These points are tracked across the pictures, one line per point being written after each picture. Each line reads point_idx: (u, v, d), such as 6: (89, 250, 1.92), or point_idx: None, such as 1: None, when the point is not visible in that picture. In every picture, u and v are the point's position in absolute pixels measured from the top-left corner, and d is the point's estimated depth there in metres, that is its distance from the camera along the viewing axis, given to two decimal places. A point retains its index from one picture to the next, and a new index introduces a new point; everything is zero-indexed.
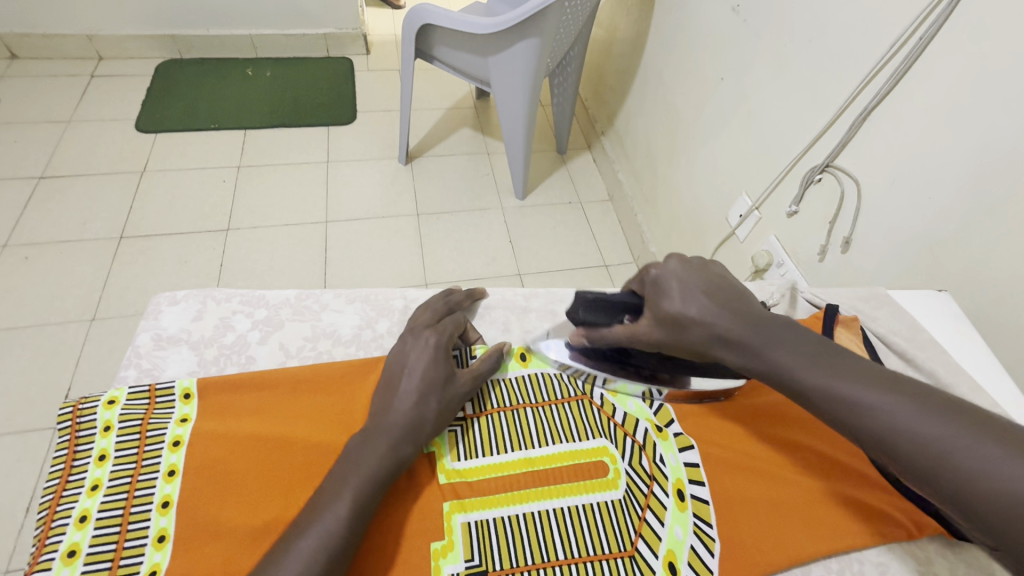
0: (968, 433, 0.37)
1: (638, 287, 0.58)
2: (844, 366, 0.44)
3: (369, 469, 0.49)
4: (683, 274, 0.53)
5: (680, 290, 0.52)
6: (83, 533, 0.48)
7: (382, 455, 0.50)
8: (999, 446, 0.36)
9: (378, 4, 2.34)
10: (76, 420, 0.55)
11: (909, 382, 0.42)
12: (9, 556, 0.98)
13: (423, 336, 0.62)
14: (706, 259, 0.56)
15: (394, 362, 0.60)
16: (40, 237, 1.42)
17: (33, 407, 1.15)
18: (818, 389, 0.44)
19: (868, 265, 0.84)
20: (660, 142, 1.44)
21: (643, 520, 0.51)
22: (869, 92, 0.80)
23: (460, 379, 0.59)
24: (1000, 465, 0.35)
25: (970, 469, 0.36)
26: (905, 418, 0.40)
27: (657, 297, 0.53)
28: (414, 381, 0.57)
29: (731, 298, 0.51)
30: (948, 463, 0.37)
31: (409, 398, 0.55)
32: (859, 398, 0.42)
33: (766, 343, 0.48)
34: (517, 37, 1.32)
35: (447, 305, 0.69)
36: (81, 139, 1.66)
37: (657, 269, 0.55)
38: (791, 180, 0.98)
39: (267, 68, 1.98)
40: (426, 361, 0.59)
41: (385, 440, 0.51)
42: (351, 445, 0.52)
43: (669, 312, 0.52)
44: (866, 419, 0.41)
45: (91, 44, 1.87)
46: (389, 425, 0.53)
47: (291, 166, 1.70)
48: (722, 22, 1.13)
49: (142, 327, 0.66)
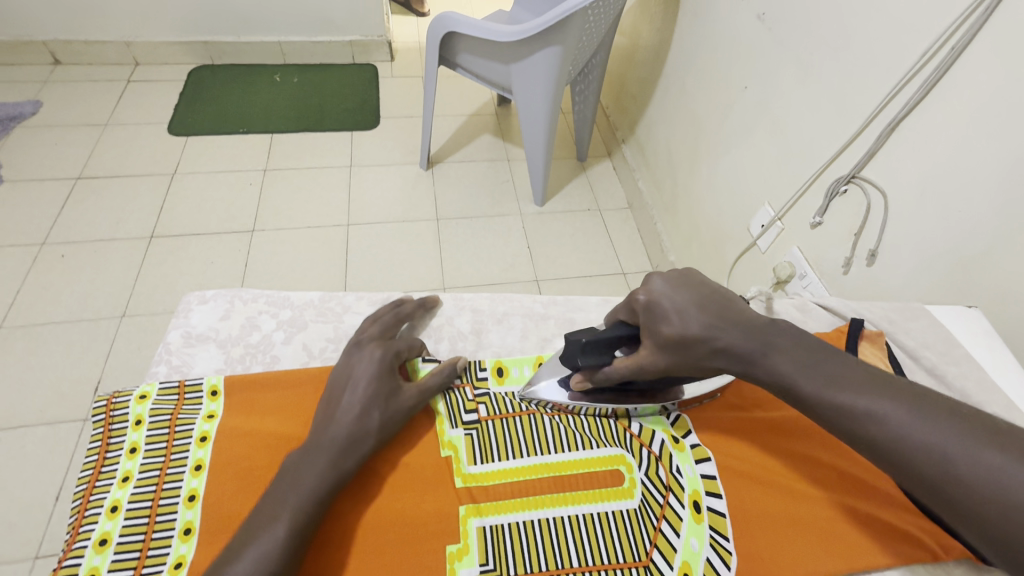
0: (968, 437, 0.38)
1: (630, 316, 0.56)
2: (842, 372, 0.44)
3: (305, 486, 0.48)
4: (674, 294, 0.51)
5: (677, 311, 0.51)
6: (114, 523, 0.49)
7: (320, 470, 0.50)
8: (999, 452, 0.37)
9: (403, 12, 2.39)
10: (109, 414, 0.57)
11: (908, 388, 0.42)
12: (39, 543, 1.02)
13: (367, 350, 0.62)
14: (687, 268, 0.54)
15: (337, 376, 0.60)
16: (75, 235, 1.48)
17: (65, 399, 1.20)
18: (816, 396, 0.44)
19: (895, 279, 0.82)
20: (682, 151, 1.43)
21: (658, 530, 0.51)
22: (898, 102, 0.79)
23: (406, 390, 0.59)
24: (1001, 471, 0.36)
25: (976, 478, 0.37)
26: (907, 426, 0.40)
27: (654, 322, 0.52)
28: (357, 395, 0.57)
29: (721, 307, 0.50)
30: (953, 470, 0.37)
31: (351, 412, 0.55)
32: (856, 404, 0.42)
33: (766, 351, 0.47)
34: (540, 45, 1.33)
35: (397, 317, 0.69)
36: (117, 141, 1.73)
37: (645, 293, 0.54)
38: (816, 191, 0.96)
39: (294, 74, 2.03)
40: (370, 375, 0.59)
41: (322, 457, 0.50)
42: (289, 461, 0.51)
43: (671, 336, 0.51)
44: (866, 426, 0.41)
45: (128, 50, 1.95)
46: (328, 440, 0.52)
47: (315, 170, 1.73)
48: (747, 30, 1.12)
49: (173, 325, 0.68)
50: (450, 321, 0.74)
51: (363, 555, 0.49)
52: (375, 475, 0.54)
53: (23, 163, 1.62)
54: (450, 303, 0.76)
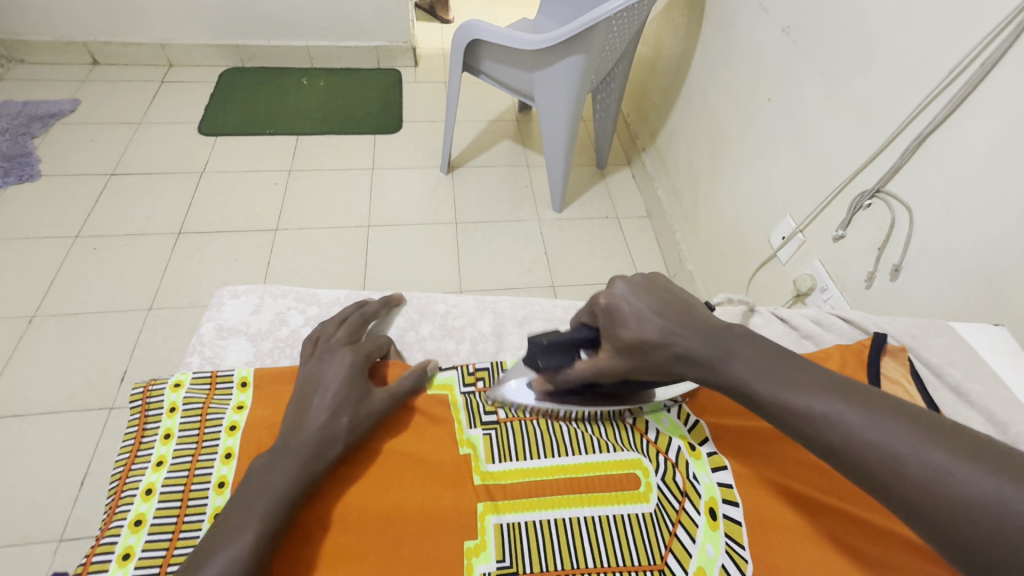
0: (917, 437, 0.35)
1: (591, 319, 0.58)
2: (796, 374, 0.41)
3: (276, 491, 0.48)
4: (632, 298, 0.52)
5: (634, 315, 0.51)
6: (149, 505, 0.51)
7: (290, 475, 0.50)
8: (946, 452, 0.34)
9: (428, 19, 2.44)
10: (146, 400, 0.59)
11: (863, 388, 0.39)
12: (64, 526, 1.05)
13: (339, 355, 0.62)
14: (650, 275, 0.56)
15: (309, 380, 0.60)
16: (107, 229, 1.53)
17: (94, 387, 1.24)
18: (770, 400, 0.41)
19: (919, 294, 0.81)
20: (703, 161, 1.43)
21: (673, 535, 0.51)
22: (925, 117, 0.79)
23: (375, 396, 0.59)
24: (952, 468, 0.33)
25: (923, 478, 0.34)
26: (858, 427, 0.37)
27: (614, 326, 0.53)
28: (326, 400, 0.57)
29: (682, 314, 0.50)
30: (901, 471, 0.34)
31: (320, 417, 0.55)
32: (812, 406, 0.39)
33: (726, 357, 0.44)
34: (564, 53, 1.35)
35: (363, 319, 0.69)
36: (149, 139, 1.79)
37: (606, 297, 0.55)
38: (839, 203, 0.96)
39: (321, 78, 2.08)
40: (341, 381, 0.59)
41: (294, 461, 0.50)
42: (259, 465, 0.51)
43: (629, 340, 0.51)
44: (822, 429, 0.38)
45: (163, 52, 2.02)
46: (298, 443, 0.52)
47: (338, 171, 1.77)
48: (772, 42, 1.12)
49: (206, 318, 0.70)
50: (471, 322, 0.75)
51: (378, 546, 0.49)
52: (396, 468, 0.55)
53: (61, 159, 1.69)
54: (472, 304, 0.77)
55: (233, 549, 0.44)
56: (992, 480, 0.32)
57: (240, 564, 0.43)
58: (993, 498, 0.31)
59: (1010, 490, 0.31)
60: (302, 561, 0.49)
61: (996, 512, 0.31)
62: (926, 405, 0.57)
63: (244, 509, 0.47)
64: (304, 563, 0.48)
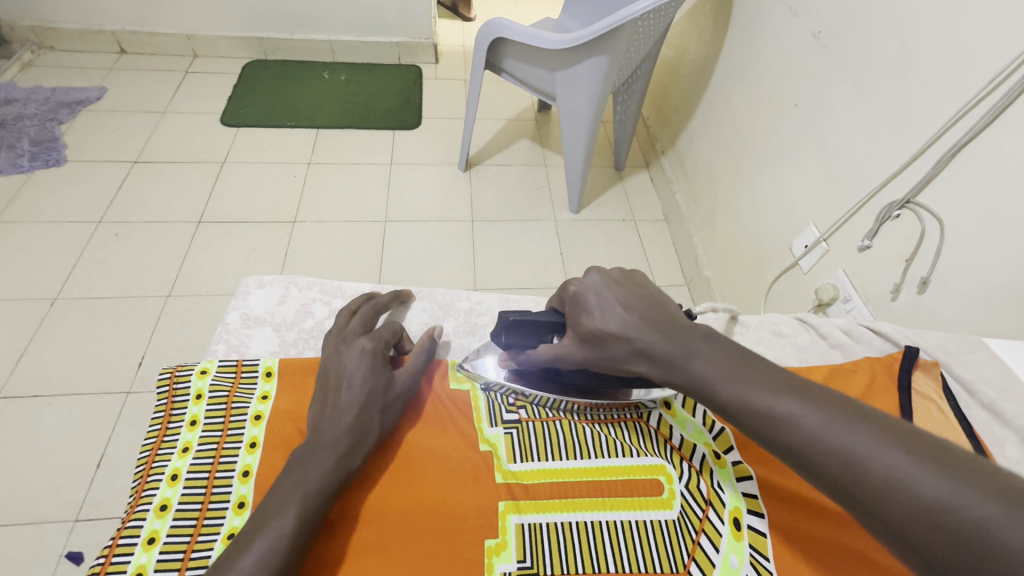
0: (876, 439, 0.35)
1: (561, 305, 0.57)
2: (762, 375, 0.42)
3: (312, 484, 0.48)
4: (602, 290, 0.53)
5: (600, 307, 0.52)
6: (174, 490, 0.51)
7: (327, 468, 0.49)
8: (904, 455, 0.34)
9: (450, 16, 2.45)
10: (172, 386, 0.60)
11: (827, 392, 0.40)
12: (79, 507, 1.06)
13: (357, 344, 0.61)
14: (627, 270, 0.56)
15: (330, 372, 0.58)
16: (129, 216, 1.55)
17: (112, 370, 1.26)
18: (736, 402, 0.41)
19: (948, 309, 0.79)
20: (724, 166, 1.42)
21: (696, 543, 0.50)
22: (961, 127, 0.77)
23: (398, 383, 0.60)
24: (905, 472, 0.33)
25: (883, 479, 0.34)
26: (819, 430, 0.37)
27: (579, 313, 0.53)
28: (354, 391, 0.56)
29: (649, 309, 0.50)
30: (860, 472, 0.35)
31: (352, 407, 0.55)
32: (775, 409, 0.40)
33: (687, 355, 0.45)
34: (587, 54, 1.34)
35: (374, 309, 0.68)
36: (172, 129, 1.81)
37: (577, 284, 0.55)
38: (867, 213, 0.94)
39: (342, 72, 2.10)
40: (364, 370, 0.58)
41: (330, 455, 0.50)
42: (294, 457, 0.51)
43: (590, 329, 0.52)
44: (783, 431, 0.39)
45: (188, 43, 2.04)
46: (330, 438, 0.52)
47: (357, 166, 1.78)
48: (802, 48, 1.11)
49: (232, 306, 0.71)
50: (495, 321, 0.75)
51: (399, 542, 0.49)
52: (417, 461, 0.55)
53: (87, 145, 1.72)
54: (496, 302, 0.77)
55: (268, 539, 0.44)
56: (944, 482, 0.32)
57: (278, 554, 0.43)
58: (947, 502, 0.31)
59: (965, 493, 0.31)
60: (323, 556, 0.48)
61: (951, 516, 0.31)
62: (960, 423, 0.55)
63: (276, 499, 0.47)
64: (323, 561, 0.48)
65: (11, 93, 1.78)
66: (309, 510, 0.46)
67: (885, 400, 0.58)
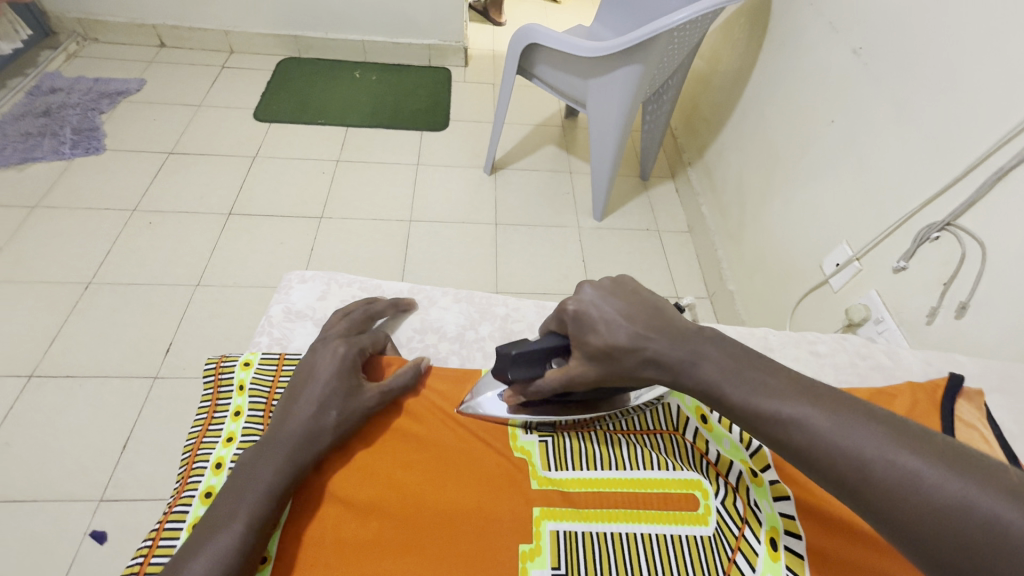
0: (882, 440, 0.35)
1: (560, 327, 0.55)
2: (767, 378, 0.41)
3: (263, 484, 0.48)
4: (602, 303, 0.51)
5: (604, 320, 0.50)
6: (219, 478, 0.53)
7: (277, 468, 0.50)
8: (912, 454, 0.34)
9: (481, 21, 2.47)
10: (218, 376, 0.61)
11: (832, 392, 0.39)
12: (103, 487, 1.09)
13: (332, 345, 0.61)
14: (621, 278, 0.54)
15: (302, 370, 0.59)
16: (163, 205, 1.59)
17: (142, 355, 1.28)
18: (741, 403, 0.41)
19: (989, 336, 0.77)
20: (753, 180, 1.41)
21: (732, 561, 0.50)
22: (1008, 151, 0.75)
23: (366, 393, 0.58)
24: (916, 472, 0.33)
25: (894, 481, 0.33)
26: (826, 432, 0.37)
27: (583, 333, 0.51)
28: (317, 391, 0.56)
29: (650, 316, 0.49)
30: (868, 474, 0.35)
31: (309, 409, 0.55)
32: (781, 410, 0.39)
33: (694, 360, 0.45)
34: (621, 62, 1.34)
35: (366, 313, 0.69)
36: (207, 122, 1.85)
37: (574, 303, 0.52)
38: (904, 233, 0.92)
39: (373, 72, 2.13)
40: (331, 371, 0.58)
41: (281, 453, 0.51)
42: (246, 459, 0.51)
43: (597, 346, 0.49)
44: (790, 433, 0.38)
45: (226, 39, 2.09)
46: (286, 435, 0.52)
47: (384, 165, 1.80)
48: (841, 64, 1.10)
49: (275, 300, 0.73)
50: (530, 327, 0.75)
51: (411, 533, 0.50)
52: (433, 460, 0.56)
53: (125, 135, 1.76)
54: (532, 308, 0.77)
55: (223, 540, 0.44)
56: (954, 481, 0.32)
57: (231, 554, 0.44)
58: (958, 501, 0.31)
59: (975, 490, 0.31)
60: (335, 543, 0.49)
61: (962, 516, 0.31)
62: (1006, 453, 0.54)
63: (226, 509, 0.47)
64: (331, 545, 0.49)
65: (55, 82, 1.84)
66: (259, 512, 0.47)
67: (927, 426, 0.57)
